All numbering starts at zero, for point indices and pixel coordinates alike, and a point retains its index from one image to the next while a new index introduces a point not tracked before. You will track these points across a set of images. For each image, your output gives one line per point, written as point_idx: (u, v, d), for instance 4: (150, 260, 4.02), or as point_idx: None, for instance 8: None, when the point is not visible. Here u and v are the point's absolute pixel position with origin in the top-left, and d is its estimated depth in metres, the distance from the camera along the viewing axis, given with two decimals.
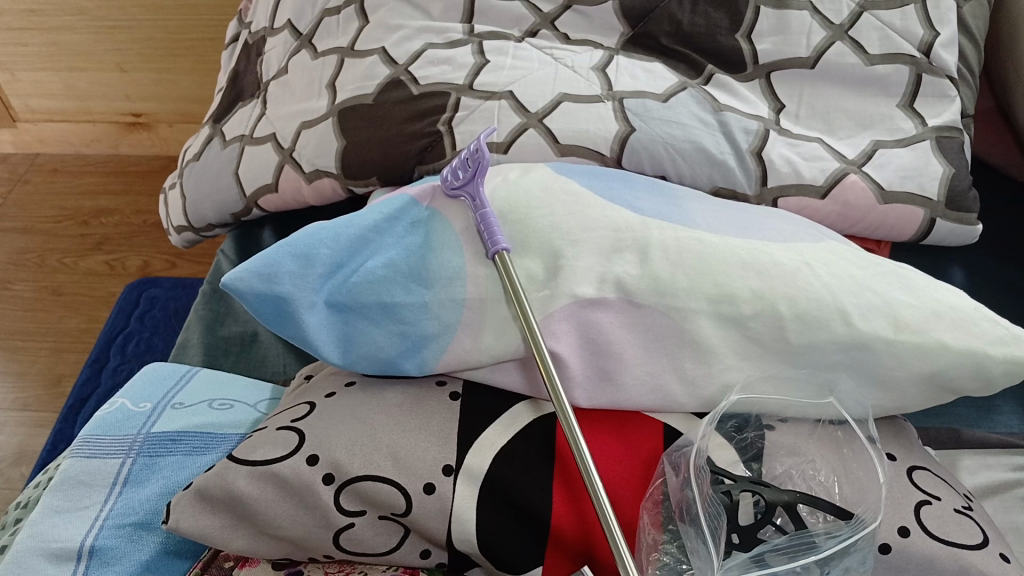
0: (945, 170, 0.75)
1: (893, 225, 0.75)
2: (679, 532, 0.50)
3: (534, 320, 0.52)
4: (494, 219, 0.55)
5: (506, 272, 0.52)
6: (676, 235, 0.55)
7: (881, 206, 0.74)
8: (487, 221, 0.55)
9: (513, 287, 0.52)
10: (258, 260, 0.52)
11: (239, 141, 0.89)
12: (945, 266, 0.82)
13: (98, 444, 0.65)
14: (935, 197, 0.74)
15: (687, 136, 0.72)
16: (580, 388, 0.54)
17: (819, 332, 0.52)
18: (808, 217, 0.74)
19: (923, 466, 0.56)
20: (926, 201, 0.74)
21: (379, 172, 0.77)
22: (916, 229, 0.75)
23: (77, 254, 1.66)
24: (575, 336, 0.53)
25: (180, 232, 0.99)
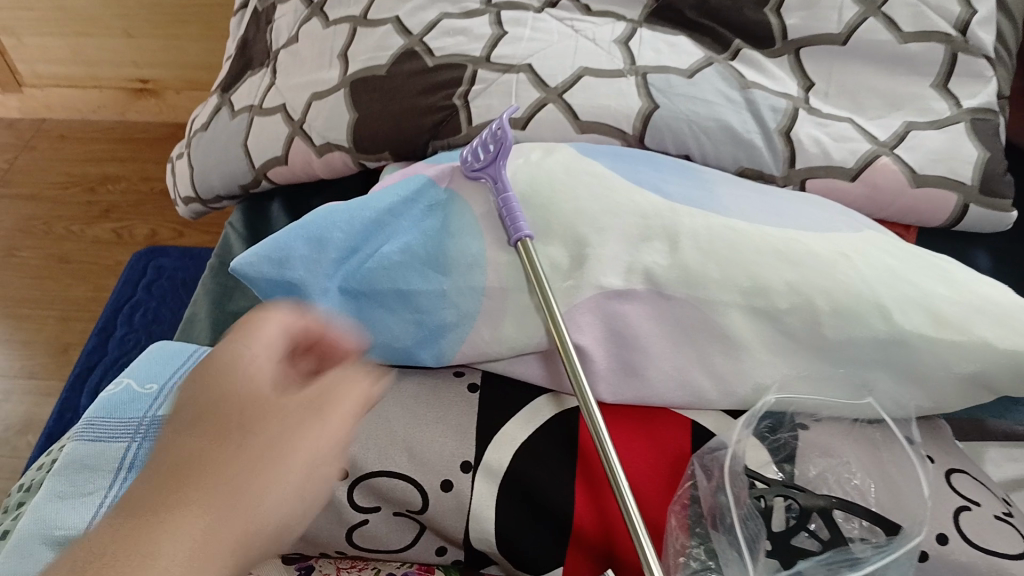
0: (979, 154, 0.72)
1: (923, 211, 0.72)
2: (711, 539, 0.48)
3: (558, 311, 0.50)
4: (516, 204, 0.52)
5: (528, 261, 0.50)
6: (707, 222, 0.52)
7: (913, 189, 0.71)
8: (509, 206, 0.52)
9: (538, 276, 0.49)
10: (268, 245, 0.50)
11: (247, 112, 0.86)
12: (969, 251, 0.78)
13: (103, 427, 0.64)
14: (967, 181, 0.71)
15: (711, 114, 0.70)
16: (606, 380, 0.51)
17: (857, 328, 0.50)
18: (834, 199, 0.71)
19: (961, 470, 0.54)
20: (959, 185, 0.71)
21: (391, 146, 0.74)
22: (948, 213, 0.72)
23: (85, 222, 1.64)
24: (603, 326, 0.51)
25: (188, 204, 0.97)
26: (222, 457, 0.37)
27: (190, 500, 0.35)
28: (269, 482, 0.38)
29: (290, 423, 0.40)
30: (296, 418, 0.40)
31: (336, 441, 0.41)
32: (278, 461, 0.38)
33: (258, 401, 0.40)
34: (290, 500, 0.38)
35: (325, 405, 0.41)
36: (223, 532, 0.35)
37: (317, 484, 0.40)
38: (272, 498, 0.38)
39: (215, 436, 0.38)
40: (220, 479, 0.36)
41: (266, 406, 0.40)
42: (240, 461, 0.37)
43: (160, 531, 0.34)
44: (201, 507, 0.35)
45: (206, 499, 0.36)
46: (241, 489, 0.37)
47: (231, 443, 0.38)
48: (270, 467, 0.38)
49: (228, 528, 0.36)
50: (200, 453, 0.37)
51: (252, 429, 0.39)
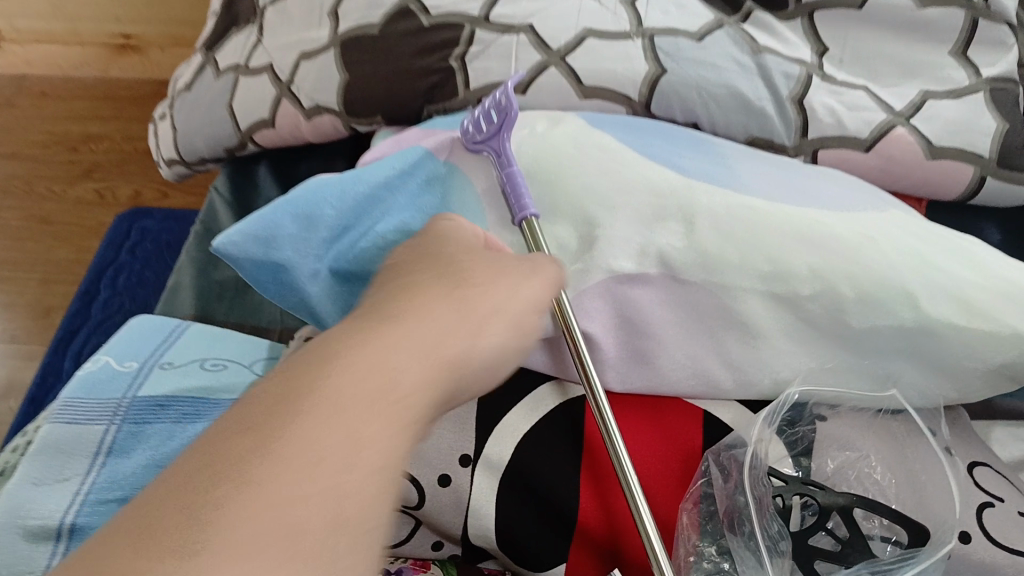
0: (998, 125, 0.69)
1: (937, 183, 0.69)
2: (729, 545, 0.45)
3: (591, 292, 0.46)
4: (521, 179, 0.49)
5: (533, 242, 0.47)
6: (725, 201, 0.48)
7: (928, 162, 0.68)
8: (514, 184, 0.48)
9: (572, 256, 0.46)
10: (253, 221, 0.46)
11: (233, 71, 0.81)
12: (980, 224, 0.75)
13: (80, 408, 0.61)
14: (984, 154, 0.68)
15: (721, 79, 0.66)
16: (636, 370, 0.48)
17: (881, 317, 0.47)
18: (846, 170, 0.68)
19: (985, 463, 0.51)
20: (977, 158, 0.68)
21: (384, 110, 0.71)
22: (964, 187, 0.69)
23: (67, 181, 1.58)
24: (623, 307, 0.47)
25: (171, 166, 0.92)
26: (425, 315, 0.37)
27: (399, 342, 0.35)
28: (467, 346, 0.38)
29: (487, 293, 0.40)
30: (476, 281, 0.41)
31: (526, 306, 0.42)
32: (482, 326, 0.39)
33: (458, 285, 0.40)
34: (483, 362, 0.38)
35: (502, 286, 0.42)
36: (430, 377, 0.35)
37: (503, 355, 0.40)
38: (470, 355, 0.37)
39: (417, 306, 0.38)
40: (435, 338, 0.36)
41: (461, 288, 0.40)
42: (449, 325, 0.37)
43: (370, 360, 0.33)
44: (412, 355, 0.35)
45: (418, 353, 0.35)
46: (449, 347, 0.36)
47: (440, 313, 0.38)
48: (483, 319, 0.39)
49: (432, 374, 0.35)
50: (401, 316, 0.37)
51: (457, 305, 0.39)
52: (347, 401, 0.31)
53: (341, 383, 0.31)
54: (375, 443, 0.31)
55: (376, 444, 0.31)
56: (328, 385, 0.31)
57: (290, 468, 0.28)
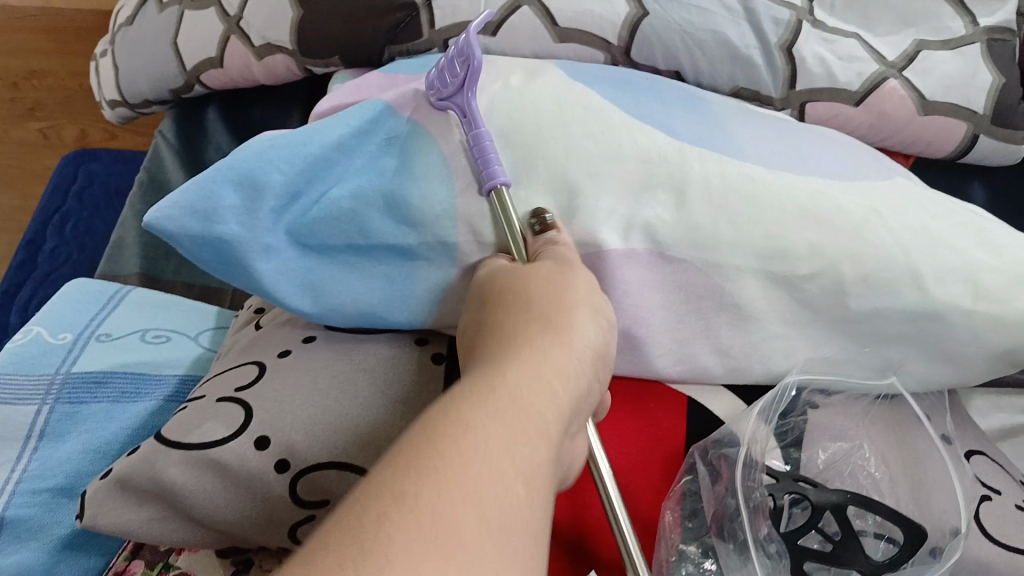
0: (995, 79, 0.65)
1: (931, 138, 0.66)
2: (715, 547, 0.42)
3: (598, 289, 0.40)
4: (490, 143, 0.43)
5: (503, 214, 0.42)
6: (721, 167, 0.44)
7: (920, 118, 0.64)
8: (480, 147, 0.43)
9: (557, 249, 0.41)
10: (189, 192, 0.40)
11: (176, 3, 0.71)
12: (967, 183, 0.72)
13: (8, 387, 0.55)
14: (981, 111, 0.65)
15: (707, 25, 0.60)
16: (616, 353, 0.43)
17: (884, 298, 0.43)
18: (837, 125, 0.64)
19: (982, 452, 0.48)
20: (971, 115, 0.65)
21: (340, 51, 0.64)
22: (957, 144, 0.66)
23: (6, 121, 1.47)
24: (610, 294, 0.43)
25: (114, 108, 0.85)
26: (520, 331, 0.35)
27: (515, 358, 0.33)
28: (578, 349, 0.36)
29: (569, 282, 0.38)
30: (543, 273, 0.39)
31: (594, 292, 0.39)
32: (581, 321, 0.37)
33: (533, 279, 0.38)
34: (595, 369, 0.36)
35: (578, 270, 0.39)
36: (559, 392, 0.33)
37: (610, 355, 0.38)
38: (583, 364, 0.36)
39: (510, 317, 0.37)
40: (541, 345, 0.35)
41: (548, 276, 0.38)
42: (547, 328, 0.36)
43: (498, 385, 0.31)
44: (528, 366, 0.33)
45: (535, 365, 0.33)
46: (564, 356, 0.35)
47: (532, 319, 0.36)
48: (564, 324, 0.36)
49: (561, 389, 0.33)
50: (502, 337, 0.36)
51: (549, 305, 0.37)
52: (484, 427, 0.29)
53: (479, 408, 0.30)
54: (527, 463, 0.29)
55: (527, 467, 0.29)
56: (459, 406, 0.30)
57: (445, 497, 0.26)
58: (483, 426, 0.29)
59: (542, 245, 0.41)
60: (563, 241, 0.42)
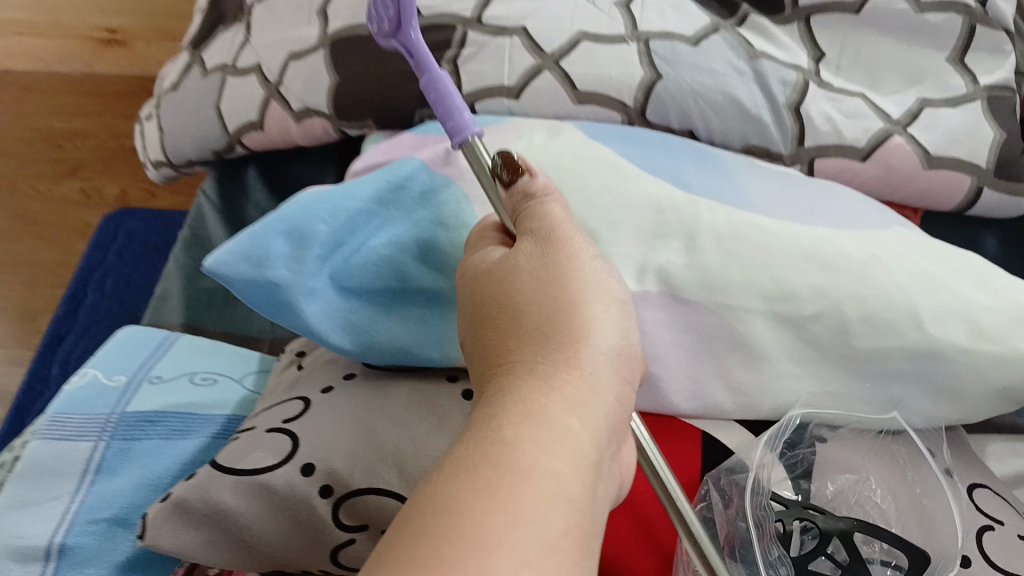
0: (997, 135, 0.69)
1: (936, 193, 0.69)
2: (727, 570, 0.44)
3: (585, 248, 0.43)
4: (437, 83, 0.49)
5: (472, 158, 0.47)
6: (728, 218, 0.48)
7: (926, 171, 0.67)
8: (447, 108, 0.48)
9: (543, 209, 0.44)
10: (242, 241, 0.45)
11: (220, 71, 0.79)
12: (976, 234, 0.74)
13: (67, 425, 0.59)
14: (984, 164, 0.69)
15: (719, 87, 0.65)
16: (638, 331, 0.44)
17: (888, 338, 0.46)
18: (845, 181, 0.67)
19: (983, 484, 0.49)
20: (973, 168, 0.68)
21: (375, 113, 0.69)
22: (961, 198, 0.69)
23: (51, 180, 1.54)
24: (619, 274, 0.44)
25: (158, 168, 0.90)
26: (529, 365, 0.37)
27: (521, 405, 0.35)
28: (585, 368, 0.37)
29: (563, 295, 0.39)
30: (534, 288, 0.40)
31: (604, 308, 0.40)
32: (584, 332, 0.38)
33: (520, 276, 0.41)
34: (612, 378, 0.38)
35: (571, 263, 0.41)
36: (572, 429, 0.35)
37: (621, 359, 0.39)
38: (595, 382, 0.37)
39: (513, 340, 0.38)
40: (544, 371, 0.36)
41: (538, 275, 0.40)
42: (548, 345, 0.38)
43: (505, 449, 0.32)
44: (533, 402, 0.35)
45: (543, 401, 0.35)
46: (568, 380, 0.36)
47: (532, 337, 0.38)
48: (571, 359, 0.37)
49: (571, 426, 0.35)
50: (506, 364, 0.38)
51: (546, 312, 0.39)
52: (488, 505, 0.30)
53: (484, 482, 0.31)
54: (536, 539, 0.30)
55: (539, 534, 0.30)
56: (467, 474, 0.31)
57: None
58: (493, 498, 0.30)
59: (518, 195, 0.45)
60: (535, 189, 0.45)
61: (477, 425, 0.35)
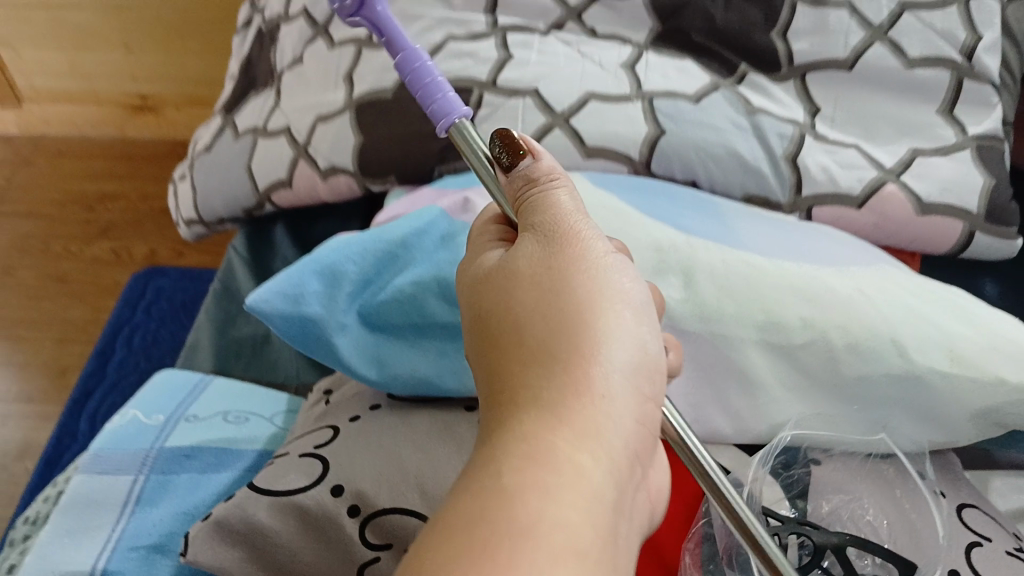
0: (986, 181, 0.73)
1: (929, 238, 0.72)
2: None
3: (596, 246, 0.42)
4: (413, 63, 0.48)
5: (463, 146, 0.47)
6: (723, 256, 0.52)
7: (920, 217, 0.71)
8: (429, 91, 0.48)
9: (546, 200, 0.43)
10: (282, 281, 0.51)
11: (252, 134, 0.85)
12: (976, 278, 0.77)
13: (109, 460, 0.63)
14: (973, 210, 0.72)
15: (720, 141, 0.70)
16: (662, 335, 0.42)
17: (872, 364, 0.50)
18: (842, 227, 0.71)
19: (973, 505, 0.52)
20: (965, 213, 0.71)
21: (398, 170, 0.75)
22: (953, 242, 0.72)
23: (82, 240, 1.57)
24: (636, 276, 0.42)
25: (190, 226, 0.96)
26: (537, 391, 0.36)
27: (524, 445, 0.33)
28: (597, 392, 0.36)
29: (573, 313, 0.38)
30: (541, 311, 0.39)
31: (617, 323, 0.38)
32: (593, 347, 0.37)
33: (524, 282, 0.40)
34: (629, 400, 0.36)
35: (575, 270, 0.40)
36: (583, 465, 0.33)
37: (636, 381, 0.37)
38: (609, 405, 0.35)
39: (518, 363, 0.37)
40: (550, 398, 0.35)
41: (539, 286, 0.39)
42: (553, 365, 0.36)
43: (507, 493, 0.31)
44: (538, 435, 0.33)
45: (550, 436, 0.33)
46: (577, 407, 0.35)
47: (538, 357, 0.37)
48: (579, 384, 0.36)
49: (582, 462, 0.33)
50: (513, 391, 0.37)
51: (550, 328, 0.38)
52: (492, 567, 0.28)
53: (485, 539, 0.29)
54: None
55: None
56: (467, 529, 0.30)
57: None
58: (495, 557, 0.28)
59: (519, 178, 0.45)
60: (536, 173, 0.45)
61: (480, 463, 0.33)
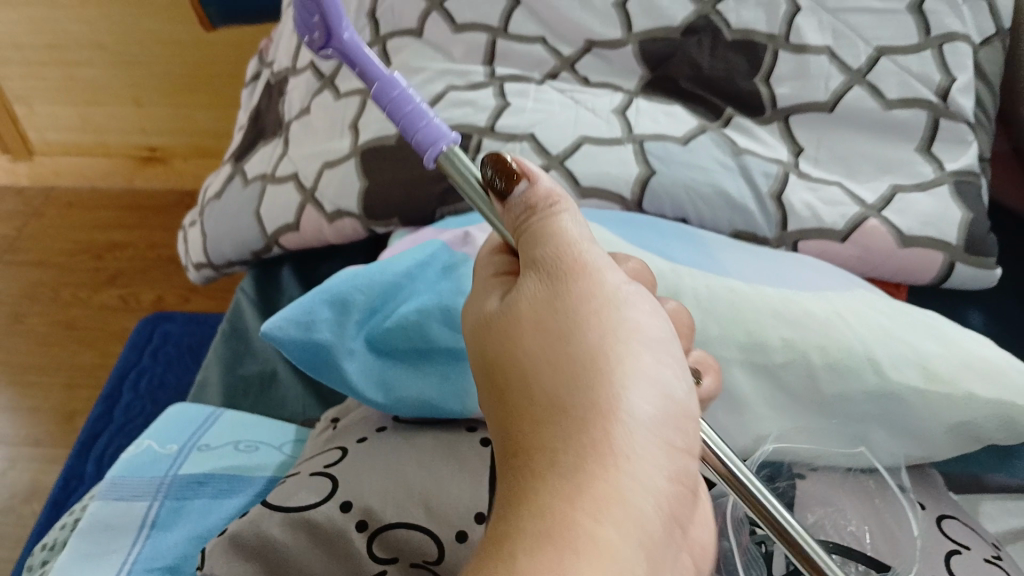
0: (963, 216, 0.76)
1: (911, 269, 0.75)
2: None
3: (605, 287, 0.41)
4: (399, 96, 0.48)
5: (453, 173, 0.47)
6: (707, 283, 0.56)
7: (900, 250, 0.74)
8: (417, 123, 0.47)
9: (546, 229, 0.43)
10: (294, 309, 0.55)
11: (261, 180, 0.89)
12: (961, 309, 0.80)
13: (125, 487, 0.66)
14: (953, 242, 0.75)
15: (708, 180, 0.74)
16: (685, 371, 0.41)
17: (850, 382, 0.53)
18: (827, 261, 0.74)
19: (952, 516, 0.54)
20: (946, 245, 0.74)
21: (401, 212, 0.78)
22: (935, 272, 0.75)
23: (92, 287, 1.59)
24: (647, 312, 0.42)
25: (199, 269, 0.99)
26: (552, 449, 0.36)
27: (542, 516, 0.33)
28: (616, 449, 0.35)
29: (587, 366, 0.38)
30: (552, 363, 0.39)
31: (633, 371, 0.38)
32: (607, 401, 0.37)
33: (530, 331, 0.41)
34: (651, 454, 0.36)
35: (582, 317, 0.40)
36: (605, 533, 0.32)
37: (658, 432, 0.37)
38: (631, 464, 0.35)
39: (532, 423, 0.38)
40: (566, 460, 0.35)
41: (546, 337, 0.40)
42: (567, 424, 0.36)
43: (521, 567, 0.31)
44: (555, 505, 0.33)
45: (566, 504, 0.33)
46: (596, 467, 0.34)
47: (551, 415, 0.37)
48: (597, 441, 0.35)
49: (602, 528, 0.32)
50: (530, 452, 0.37)
51: (562, 382, 0.38)
52: None
53: None
54: None
55: None
56: None
57: None
58: None
59: (518, 205, 0.45)
60: (534, 198, 0.45)
61: (498, 534, 0.33)
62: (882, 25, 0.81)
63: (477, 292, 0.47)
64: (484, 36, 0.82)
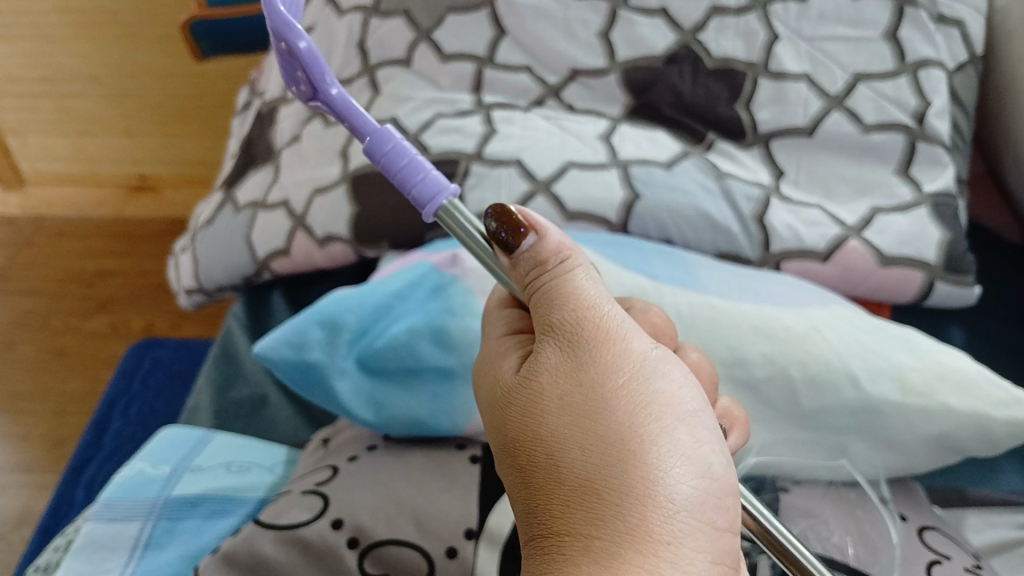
0: (942, 236, 0.77)
1: (892, 288, 0.76)
2: None
3: (630, 353, 0.40)
4: (385, 148, 0.50)
5: (452, 222, 0.49)
6: (689, 299, 0.58)
7: (882, 269, 0.75)
8: (409, 175, 0.50)
9: (565, 289, 0.42)
10: (288, 331, 0.58)
11: (251, 207, 0.90)
12: (944, 326, 0.81)
13: (118, 508, 0.66)
14: (932, 261, 0.76)
15: (691, 203, 0.75)
16: (721, 441, 0.40)
17: (828, 397, 0.54)
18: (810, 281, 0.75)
19: (933, 526, 0.54)
20: (925, 264, 0.75)
21: (390, 237, 0.80)
22: (915, 291, 0.76)
23: (82, 314, 1.59)
24: (677, 380, 0.41)
25: (190, 296, 0.99)
26: (587, 536, 0.35)
27: None
28: (655, 538, 0.35)
29: (617, 443, 0.37)
30: (575, 437, 0.37)
31: (665, 448, 0.37)
32: (644, 484, 0.36)
33: (552, 401, 0.39)
34: (693, 541, 0.35)
35: (608, 388, 0.38)
36: None
37: (696, 515, 0.36)
38: (673, 552, 0.35)
39: (562, 505, 0.36)
40: (606, 551, 0.34)
41: (571, 410, 0.38)
42: (600, 507, 0.36)
43: None
44: None
45: None
46: (635, 558, 0.34)
47: (582, 497, 0.36)
48: (636, 529, 0.35)
49: None
50: (562, 538, 0.36)
51: (592, 460, 0.37)
52: None
53: None
54: None
55: None
56: None
57: None
58: None
59: (528, 260, 0.45)
60: (544, 254, 0.44)
61: None
62: (856, 53, 0.84)
63: (493, 353, 0.45)
64: (471, 66, 0.84)
